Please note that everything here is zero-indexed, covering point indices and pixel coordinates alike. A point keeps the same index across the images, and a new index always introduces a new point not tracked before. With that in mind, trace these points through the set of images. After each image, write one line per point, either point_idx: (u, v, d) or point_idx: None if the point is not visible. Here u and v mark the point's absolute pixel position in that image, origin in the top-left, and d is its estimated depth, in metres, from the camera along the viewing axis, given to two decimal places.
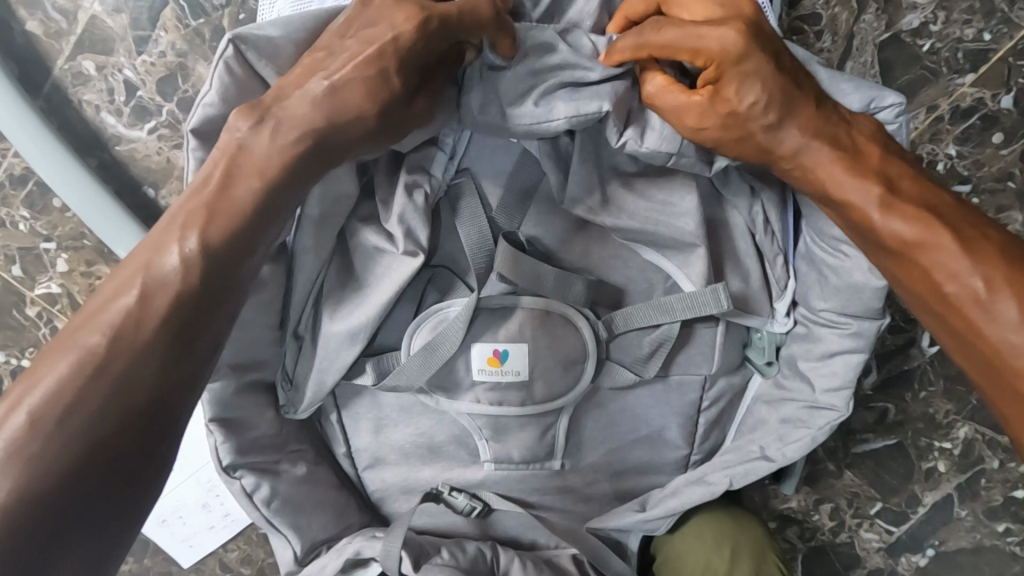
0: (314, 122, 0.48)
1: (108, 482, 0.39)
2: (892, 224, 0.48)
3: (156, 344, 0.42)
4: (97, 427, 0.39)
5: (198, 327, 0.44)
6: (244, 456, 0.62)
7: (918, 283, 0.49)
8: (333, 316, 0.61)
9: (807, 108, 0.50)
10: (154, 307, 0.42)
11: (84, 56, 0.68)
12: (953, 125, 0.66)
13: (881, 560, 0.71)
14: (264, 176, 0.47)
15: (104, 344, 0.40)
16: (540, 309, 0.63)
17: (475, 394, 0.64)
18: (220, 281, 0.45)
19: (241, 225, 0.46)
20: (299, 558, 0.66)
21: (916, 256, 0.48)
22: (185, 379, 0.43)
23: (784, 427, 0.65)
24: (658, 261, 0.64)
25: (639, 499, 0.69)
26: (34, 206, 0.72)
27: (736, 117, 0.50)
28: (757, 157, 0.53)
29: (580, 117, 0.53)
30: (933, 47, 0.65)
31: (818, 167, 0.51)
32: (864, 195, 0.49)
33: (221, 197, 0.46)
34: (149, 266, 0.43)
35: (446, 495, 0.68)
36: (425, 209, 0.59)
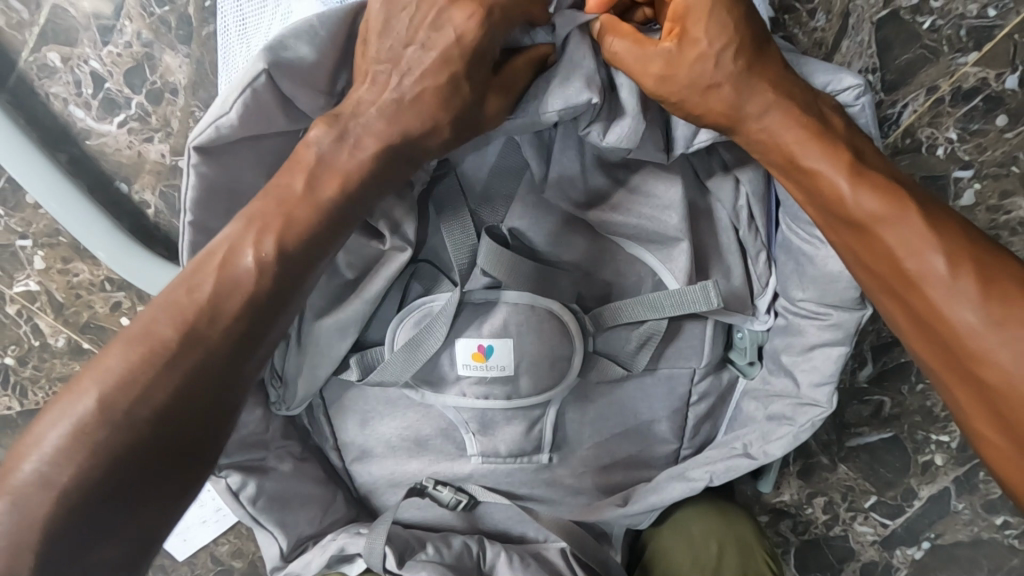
0: (386, 135, 0.46)
1: (161, 479, 0.40)
2: (860, 196, 0.46)
3: (222, 348, 0.42)
4: (158, 425, 0.40)
5: (261, 335, 0.44)
6: (232, 454, 0.61)
7: (880, 261, 0.46)
8: (320, 313, 0.59)
9: (763, 67, 0.48)
10: (227, 310, 0.42)
11: (48, 47, 0.66)
12: (954, 107, 0.63)
13: (876, 553, 0.70)
14: (343, 184, 0.46)
15: (176, 340, 0.41)
16: (527, 305, 0.61)
17: (460, 387, 0.63)
18: (288, 292, 0.44)
19: (313, 233, 0.45)
20: (285, 553, 0.65)
21: (877, 231, 0.45)
22: (239, 390, 0.43)
23: (769, 424, 0.63)
24: (641, 256, 0.63)
25: (623, 493, 0.67)
26: (7, 203, 0.71)
27: (695, 66, 0.48)
28: (719, 120, 0.50)
29: (569, 109, 0.49)
30: (934, 24, 0.61)
31: (782, 132, 0.48)
32: (830, 163, 0.47)
33: (302, 201, 0.45)
34: (225, 265, 0.43)
35: (431, 490, 0.67)
36: (410, 202, 0.57)
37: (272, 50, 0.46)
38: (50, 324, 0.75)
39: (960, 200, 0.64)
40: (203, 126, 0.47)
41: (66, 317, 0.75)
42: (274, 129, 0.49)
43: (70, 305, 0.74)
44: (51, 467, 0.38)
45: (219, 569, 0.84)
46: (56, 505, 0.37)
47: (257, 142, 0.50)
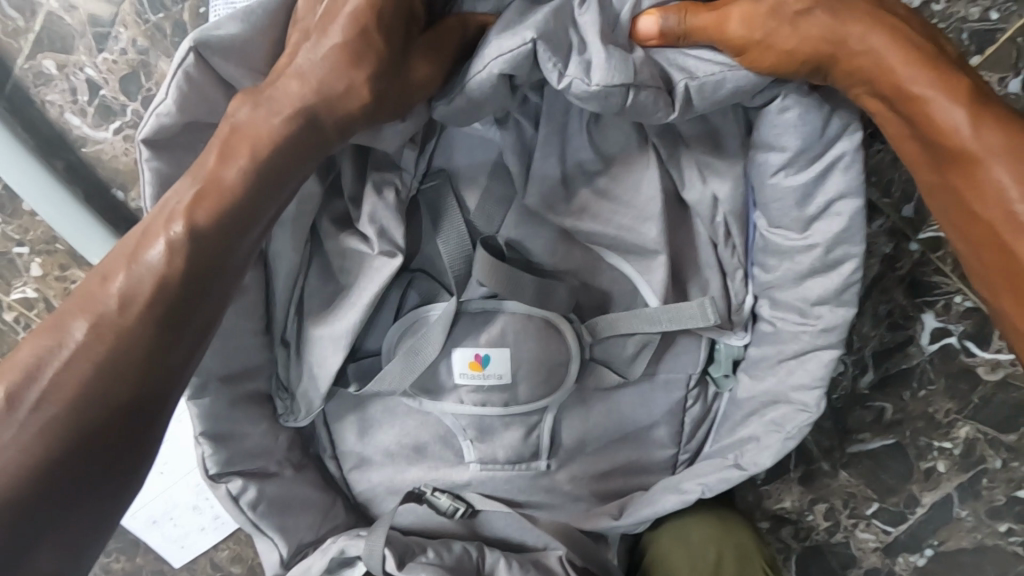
0: (301, 95, 0.46)
1: (96, 474, 0.39)
2: (979, 133, 0.44)
3: (145, 334, 0.41)
4: (79, 421, 0.38)
5: (179, 324, 0.42)
6: (234, 465, 0.61)
7: (991, 201, 0.45)
8: (317, 321, 0.60)
9: (867, 1, 0.47)
10: (137, 296, 0.41)
11: (44, 55, 0.66)
12: None
13: (878, 560, 0.70)
14: (253, 152, 0.45)
15: (87, 331, 0.40)
16: (523, 314, 0.62)
17: (458, 395, 0.64)
18: (211, 269, 0.43)
19: (229, 213, 0.44)
20: (285, 560, 0.65)
21: (989, 162, 0.44)
22: (168, 374, 0.42)
23: (761, 432, 0.62)
24: (619, 265, 0.63)
25: (619, 503, 0.68)
26: (3, 210, 0.71)
27: (792, 13, 0.46)
28: (818, 47, 0.47)
29: (512, 53, 0.48)
30: (936, 27, 0.60)
31: (891, 58, 0.46)
32: (941, 100, 0.45)
33: (218, 177, 0.44)
34: (135, 252, 0.42)
35: (429, 495, 0.67)
36: (398, 207, 0.58)
37: (202, 33, 0.47)
38: None
39: None
40: (147, 118, 0.49)
41: None
42: (218, 114, 0.50)
43: None
44: None
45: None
46: None
47: (204, 132, 0.51)
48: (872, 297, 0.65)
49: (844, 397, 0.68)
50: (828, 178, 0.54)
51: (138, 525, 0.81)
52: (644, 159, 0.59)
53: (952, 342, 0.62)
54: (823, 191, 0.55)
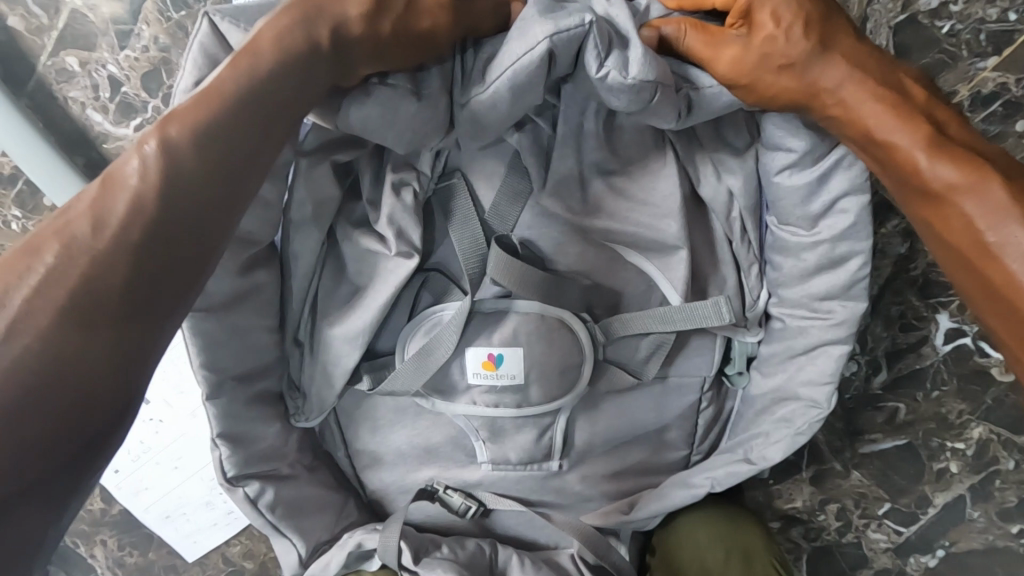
0: (287, 40, 0.44)
1: (64, 421, 0.33)
2: (938, 169, 0.46)
3: (129, 259, 0.37)
4: (44, 360, 0.33)
5: (174, 251, 0.39)
6: (248, 467, 0.61)
7: (954, 231, 0.47)
8: (334, 322, 0.61)
9: (844, 44, 0.49)
10: (121, 218, 0.37)
11: (67, 52, 0.67)
12: (972, 112, 0.60)
13: (888, 560, 0.69)
14: (247, 81, 0.43)
15: (54, 259, 0.35)
16: (536, 314, 0.62)
17: (470, 396, 0.64)
18: (202, 195, 0.40)
19: (222, 140, 0.42)
20: (303, 559, 0.66)
21: (954, 199, 0.46)
22: (155, 305, 0.38)
23: (771, 427, 0.63)
24: (641, 263, 0.63)
25: (627, 500, 0.69)
26: (25, 206, 0.72)
27: (771, 49, 0.48)
28: (795, 97, 0.50)
29: (563, 32, 0.48)
30: (953, 28, 0.59)
31: (858, 103, 0.48)
32: (908, 136, 0.47)
33: (207, 104, 0.42)
34: (109, 179, 0.39)
35: (441, 493, 0.68)
36: (416, 208, 0.58)
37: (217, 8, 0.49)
38: None
39: None
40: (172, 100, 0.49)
41: None
42: None
43: None
44: None
45: (231, 570, 0.85)
46: None
47: None
48: (885, 297, 0.65)
49: (857, 395, 0.68)
50: (832, 178, 0.55)
51: (151, 519, 0.82)
52: (661, 158, 0.60)
53: (966, 342, 0.62)
54: (826, 190, 0.56)
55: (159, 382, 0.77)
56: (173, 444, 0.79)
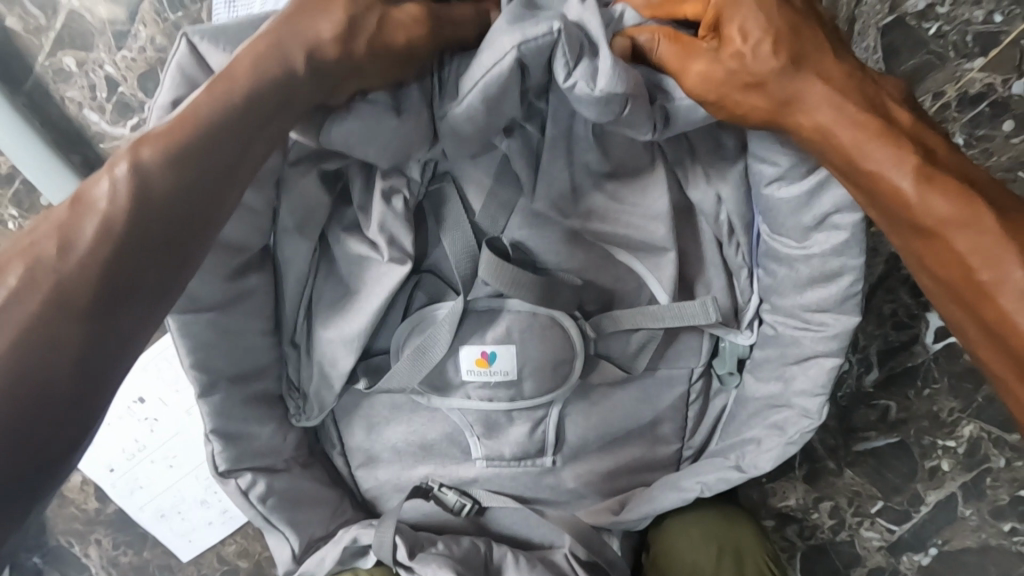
0: (264, 60, 0.46)
1: (28, 432, 0.34)
2: (930, 200, 0.45)
3: (97, 274, 0.37)
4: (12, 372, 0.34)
5: (145, 260, 0.40)
6: (241, 461, 0.62)
7: (946, 262, 0.46)
8: (327, 324, 0.61)
9: (822, 64, 0.49)
10: (92, 234, 0.38)
11: (64, 52, 0.67)
12: (960, 112, 0.61)
13: (883, 559, 0.70)
14: (226, 101, 0.44)
15: (25, 273, 0.36)
16: (528, 313, 0.63)
17: (465, 391, 0.65)
18: (174, 210, 0.41)
19: (196, 150, 0.42)
20: (297, 555, 0.66)
21: (947, 233, 0.45)
22: (125, 317, 0.38)
23: (765, 435, 0.63)
24: (630, 263, 0.64)
25: (619, 499, 0.69)
26: (21, 205, 0.73)
27: (744, 70, 0.48)
28: (762, 114, 0.50)
29: (530, 43, 0.48)
30: (940, 30, 0.60)
31: (840, 126, 0.48)
32: (897, 164, 0.46)
33: (187, 117, 0.43)
34: (84, 194, 0.40)
35: (436, 491, 0.68)
36: (407, 215, 0.58)
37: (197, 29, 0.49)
38: None
39: None
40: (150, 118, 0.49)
41: None
42: None
43: None
44: None
45: (225, 570, 0.84)
46: None
47: None
48: (878, 296, 0.66)
49: (847, 394, 0.69)
50: (821, 195, 0.54)
51: (149, 518, 0.82)
52: (651, 162, 0.60)
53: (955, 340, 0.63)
54: (817, 204, 0.55)
55: (155, 379, 0.78)
56: (169, 442, 0.80)
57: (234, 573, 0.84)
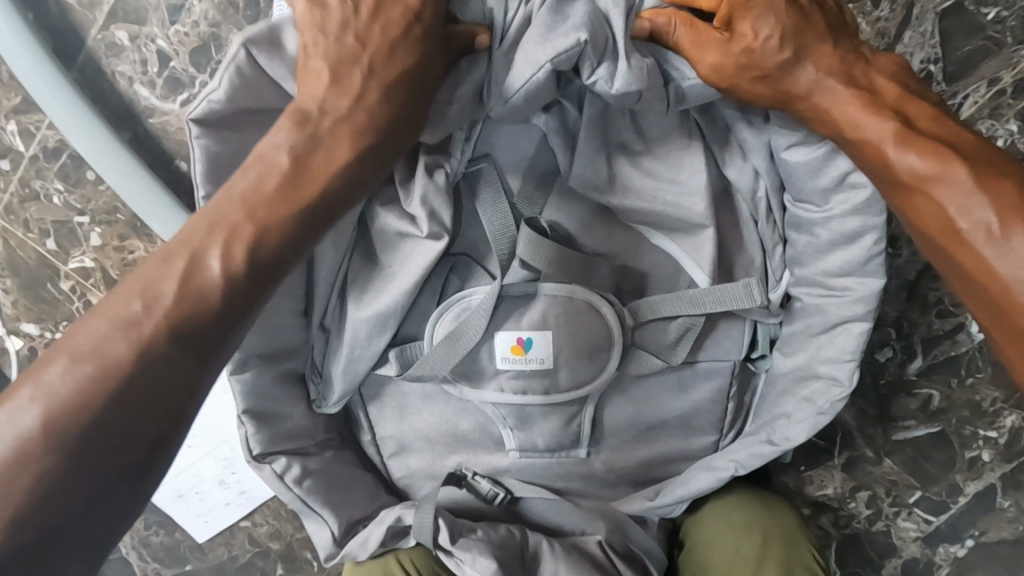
0: (340, 107, 0.48)
1: (148, 456, 0.39)
2: (906, 158, 0.47)
3: (206, 319, 0.42)
4: (138, 401, 0.39)
5: (207, 350, 0.42)
6: (275, 445, 0.62)
7: (925, 218, 0.47)
8: (361, 302, 0.60)
9: (821, 48, 0.50)
10: (200, 285, 0.43)
11: (118, 26, 0.70)
12: (1015, 99, 0.60)
13: (918, 549, 0.70)
14: (326, 159, 0.48)
15: (150, 319, 0.41)
16: (564, 295, 0.62)
17: (498, 382, 0.64)
18: (263, 264, 0.45)
19: (263, 244, 0.45)
20: (337, 539, 0.65)
21: (928, 189, 0.46)
22: (212, 348, 0.43)
23: (800, 403, 0.62)
24: (664, 245, 0.63)
25: (653, 486, 0.69)
26: (68, 179, 0.76)
27: (751, 55, 0.49)
28: (771, 101, 0.51)
29: (560, 51, 0.48)
30: (999, 15, 0.60)
31: (833, 106, 0.50)
32: (878, 130, 0.48)
33: (252, 203, 0.46)
34: (198, 247, 0.44)
35: (469, 479, 0.68)
36: (447, 188, 0.58)
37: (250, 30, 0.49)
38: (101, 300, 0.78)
39: None
40: (198, 101, 0.50)
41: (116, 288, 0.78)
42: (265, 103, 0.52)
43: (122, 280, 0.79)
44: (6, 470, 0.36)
45: (256, 552, 0.84)
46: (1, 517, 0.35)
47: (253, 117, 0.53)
48: (923, 283, 0.65)
49: (889, 382, 0.68)
50: (839, 155, 0.54)
51: (165, 498, 0.82)
52: (687, 138, 0.59)
53: None
54: (833, 168, 0.55)
55: None
56: (192, 423, 0.80)
57: (265, 555, 0.84)
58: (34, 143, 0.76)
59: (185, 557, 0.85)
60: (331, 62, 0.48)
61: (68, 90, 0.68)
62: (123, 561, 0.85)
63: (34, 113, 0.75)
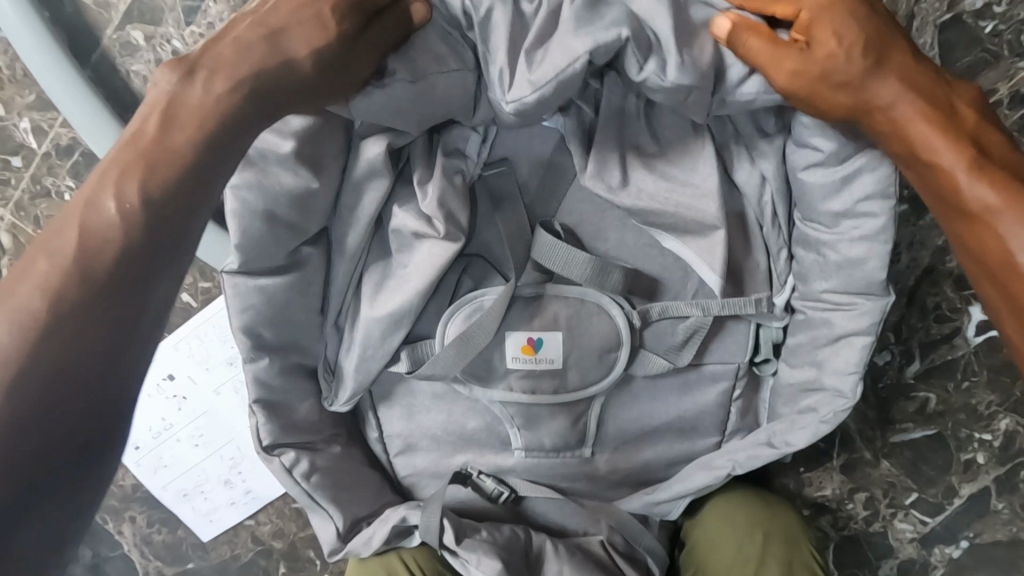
0: (273, 28, 0.48)
1: (114, 359, 0.39)
2: (979, 190, 0.47)
3: (152, 224, 0.41)
4: (95, 306, 0.39)
5: (159, 242, 0.41)
6: (284, 437, 0.63)
7: (989, 252, 0.47)
8: (375, 303, 0.61)
9: (902, 64, 0.49)
10: (138, 190, 0.41)
11: (132, 26, 0.71)
12: (1011, 110, 0.62)
13: (914, 551, 0.71)
14: (241, 79, 0.47)
15: (97, 231, 0.40)
16: (577, 299, 0.64)
17: (507, 382, 0.65)
18: (205, 170, 0.44)
19: (155, 187, 0.42)
20: (342, 534, 0.65)
21: (991, 222, 0.46)
22: (168, 251, 0.42)
23: (797, 415, 0.63)
24: (678, 248, 0.62)
25: (652, 484, 0.70)
26: (79, 176, 0.77)
27: (831, 65, 0.49)
28: (848, 114, 0.51)
29: (599, 45, 0.50)
30: (996, 29, 0.62)
31: (913, 123, 0.49)
32: (954, 156, 0.48)
33: (182, 101, 0.45)
34: (130, 160, 0.42)
35: (475, 478, 0.68)
36: (464, 192, 0.60)
37: None
38: None
39: None
40: None
41: None
42: None
43: None
44: None
45: (259, 550, 0.84)
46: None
47: None
48: (922, 287, 0.67)
49: (887, 384, 0.70)
50: (856, 179, 0.56)
51: (170, 497, 0.83)
52: (700, 143, 0.60)
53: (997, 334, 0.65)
54: (850, 190, 0.56)
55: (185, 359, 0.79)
56: (196, 421, 0.80)
57: (268, 554, 0.84)
58: (47, 140, 0.77)
59: (187, 556, 0.85)
60: (246, 44, 0.47)
61: (84, 91, 0.69)
62: (125, 559, 0.85)
63: (48, 111, 0.76)
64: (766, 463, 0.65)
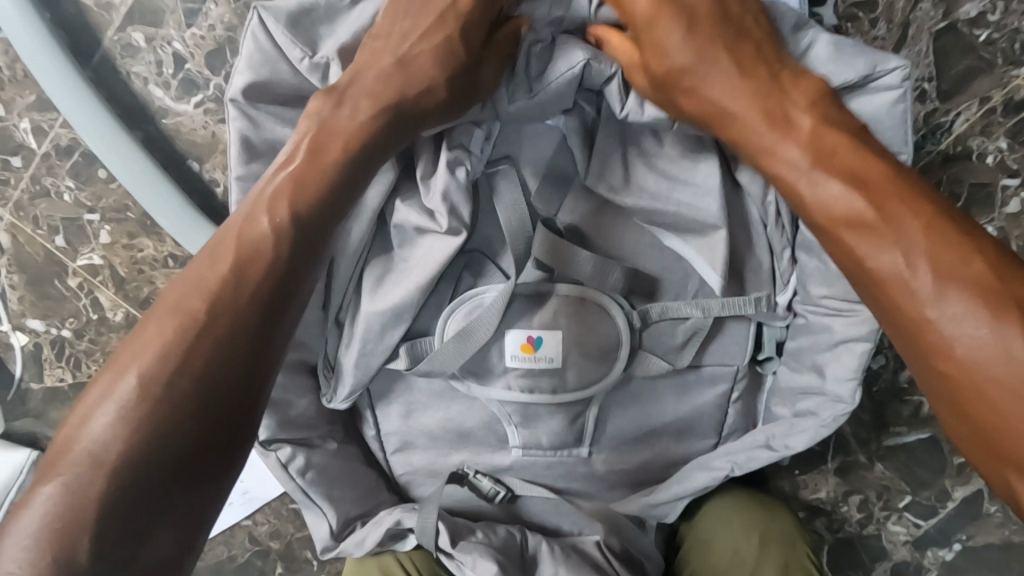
0: (371, 99, 0.53)
1: (230, 414, 0.41)
2: (824, 198, 0.45)
3: (265, 285, 0.44)
4: (221, 361, 0.41)
5: (272, 299, 0.44)
6: (283, 431, 0.63)
7: (855, 266, 0.43)
8: (375, 296, 0.61)
9: (753, 69, 0.51)
10: (258, 255, 0.45)
11: (133, 27, 0.71)
12: (1005, 118, 0.62)
13: (908, 553, 0.71)
14: (346, 146, 0.51)
15: (215, 291, 0.43)
16: (576, 296, 0.64)
17: (507, 381, 0.65)
18: (311, 235, 0.47)
19: (292, 239, 0.46)
20: (335, 531, 0.65)
21: (843, 232, 0.43)
22: (281, 309, 0.45)
23: (795, 418, 0.64)
24: (679, 248, 0.64)
25: (649, 486, 0.71)
26: (79, 176, 0.77)
27: (672, 77, 0.53)
28: (698, 121, 0.54)
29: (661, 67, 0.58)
30: (990, 37, 0.62)
31: (748, 132, 0.50)
32: (794, 164, 0.47)
33: (297, 165, 0.49)
34: (247, 226, 0.46)
35: (471, 477, 0.68)
36: (468, 186, 0.59)
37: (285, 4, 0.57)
38: (110, 298, 0.79)
39: (1007, 208, 0.62)
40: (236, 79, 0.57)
41: (126, 291, 0.79)
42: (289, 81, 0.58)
43: (130, 279, 0.79)
44: (110, 439, 0.38)
45: (256, 551, 0.84)
46: (111, 482, 0.37)
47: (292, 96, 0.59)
48: None
49: (884, 390, 0.70)
50: None
51: None
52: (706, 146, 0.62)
53: None
54: None
55: None
56: None
57: (265, 554, 0.84)
58: (47, 141, 0.77)
59: None
60: (381, 83, 0.54)
61: (85, 91, 0.69)
62: None
63: (48, 111, 0.76)
64: (760, 467, 0.66)
